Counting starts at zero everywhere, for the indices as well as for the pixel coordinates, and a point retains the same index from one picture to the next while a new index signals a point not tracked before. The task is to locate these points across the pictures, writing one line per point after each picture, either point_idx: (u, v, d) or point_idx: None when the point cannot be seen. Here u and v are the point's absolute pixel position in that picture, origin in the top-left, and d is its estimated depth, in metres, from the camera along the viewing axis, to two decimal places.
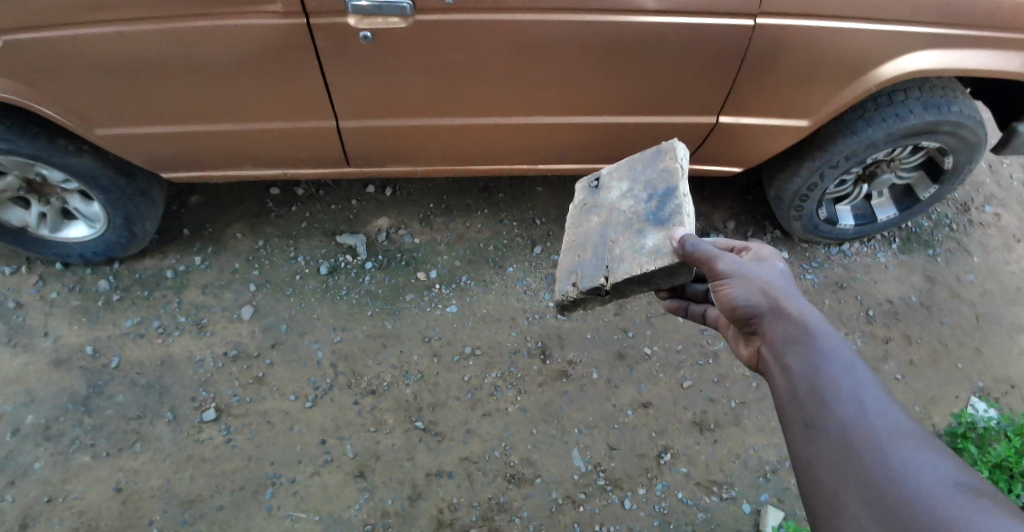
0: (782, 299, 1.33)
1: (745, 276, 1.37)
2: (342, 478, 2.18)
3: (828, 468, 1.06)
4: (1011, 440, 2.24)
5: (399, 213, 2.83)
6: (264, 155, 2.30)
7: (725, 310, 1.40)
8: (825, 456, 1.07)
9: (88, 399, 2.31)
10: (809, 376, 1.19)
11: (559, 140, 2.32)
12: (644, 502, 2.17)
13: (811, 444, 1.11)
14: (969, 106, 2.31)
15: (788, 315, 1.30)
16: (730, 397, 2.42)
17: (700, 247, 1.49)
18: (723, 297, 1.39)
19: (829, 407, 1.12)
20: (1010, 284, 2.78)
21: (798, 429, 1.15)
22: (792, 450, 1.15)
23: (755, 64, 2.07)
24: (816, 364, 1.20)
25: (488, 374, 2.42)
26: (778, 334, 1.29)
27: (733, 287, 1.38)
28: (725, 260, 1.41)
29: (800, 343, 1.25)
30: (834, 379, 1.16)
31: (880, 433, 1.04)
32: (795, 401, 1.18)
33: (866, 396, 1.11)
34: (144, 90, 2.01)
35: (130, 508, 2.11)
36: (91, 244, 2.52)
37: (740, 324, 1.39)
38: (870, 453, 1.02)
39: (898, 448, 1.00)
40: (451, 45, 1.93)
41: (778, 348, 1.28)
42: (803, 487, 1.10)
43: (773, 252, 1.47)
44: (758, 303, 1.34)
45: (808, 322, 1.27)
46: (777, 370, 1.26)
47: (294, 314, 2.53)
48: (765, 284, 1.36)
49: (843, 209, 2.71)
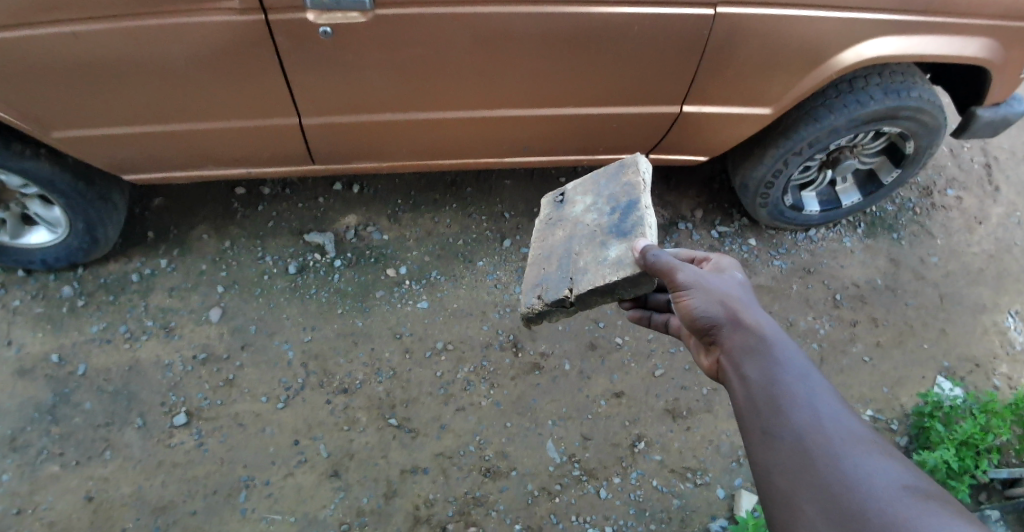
0: (741, 310, 1.34)
1: (705, 288, 1.38)
2: (316, 479, 2.17)
3: (785, 474, 1.07)
4: (976, 417, 2.30)
5: (366, 210, 2.81)
6: (227, 154, 2.26)
7: (685, 320, 1.40)
8: (781, 462, 1.08)
9: (54, 408, 2.26)
10: (767, 385, 1.20)
11: (524, 132, 2.32)
12: (620, 491, 2.19)
13: (767, 450, 1.12)
14: (928, 91, 2.35)
15: (746, 326, 1.31)
16: (701, 383, 2.44)
17: (661, 258, 1.50)
18: (683, 307, 1.40)
19: (785, 415, 1.13)
20: (972, 265, 2.85)
21: (755, 436, 1.16)
22: (750, 457, 1.16)
23: (715, 54, 2.08)
24: (772, 373, 1.21)
25: (460, 368, 2.41)
26: (737, 344, 1.30)
27: (693, 298, 1.38)
28: (685, 271, 1.42)
29: (757, 352, 1.26)
30: (789, 388, 1.17)
31: (834, 439, 1.06)
32: (752, 409, 1.19)
33: (821, 402, 1.13)
34: (101, 92, 1.97)
35: (101, 517, 2.07)
36: (52, 249, 2.46)
37: (700, 335, 1.39)
38: (825, 459, 1.04)
39: (851, 454, 1.02)
40: (411, 40, 1.92)
41: (736, 358, 1.29)
42: (761, 493, 1.11)
43: (732, 263, 1.48)
44: (716, 314, 1.35)
45: (765, 332, 1.29)
46: (734, 379, 1.28)
47: (262, 315, 2.50)
48: (724, 295, 1.37)
49: (808, 196, 2.75)
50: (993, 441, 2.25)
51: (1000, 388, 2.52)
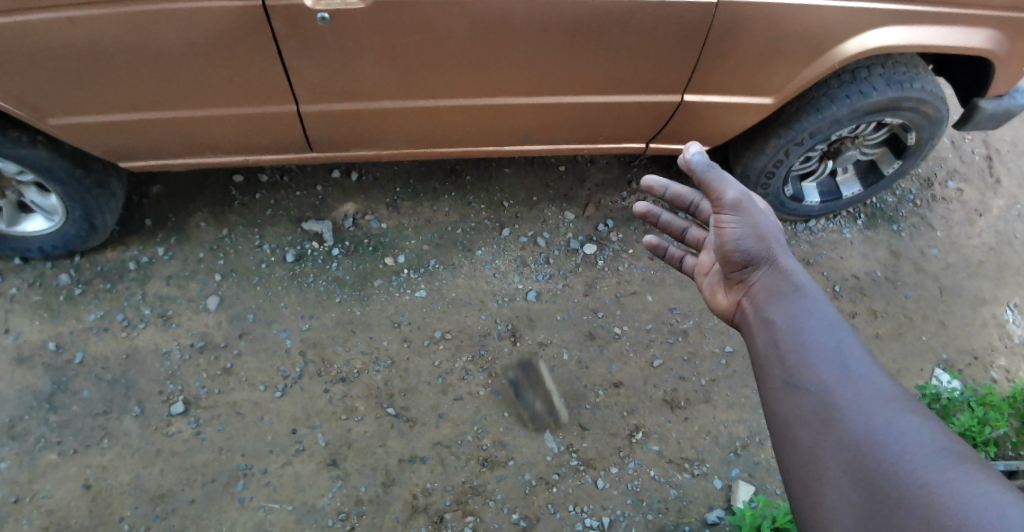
0: (776, 251, 1.47)
1: (749, 221, 1.49)
2: (315, 467, 2.17)
3: (808, 427, 1.16)
4: (973, 410, 2.34)
5: (365, 198, 2.80)
6: (225, 141, 2.25)
7: (720, 251, 1.52)
8: (805, 415, 1.18)
9: (52, 397, 2.26)
10: (795, 340, 1.30)
11: (521, 121, 2.31)
12: (617, 481, 2.20)
13: (793, 402, 1.21)
14: (931, 82, 2.34)
15: (781, 271, 1.44)
16: (699, 374, 2.45)
17: (711, 172, 1.55)
18: (722, 235, 1.51)
19: (811, 368, 1.23)
20: (972, 257, 2.84)
21: (778, 387, 1.26)
22: (770, 406, 1.26)
23: (717, 43, 2.07)
24: (802, 326, 1.32)
25: (459, 358, 2.41)
26: (768, 286, 1.44)
27: (732, 227, 1.50)
28: (736, 192, 1.51)
29: (785, 298, 1.40)
30: (818, 342, 1.27)
31: (862, 395, 1.15)
32: (777, 359, 1.29)
33: (850, 360, 1.22)
34: (97, 78, 1.95)
35: (100, 505, 2.07)
36: (50, 237, 2.45)
37: (733, 266, 1.51)
38: (852, 413, 1.13)
39: (881, 412, 1.11)
40: (410, 26, 1.90)
41: (766, 299, 1.42)
42: (779, 443, 1.21)
43: (767, 206, 1.59)
44: (755, 250, 1.48)
45: (797, 280, 1.42)
46: (760, 323, 1.40)
47: (260, 303, 2.50)
48: (763, 232, 1.49)
49: (809, 187, 2.74)
50: (991, 434, 2.29)
51: (998, 381, 2.52)
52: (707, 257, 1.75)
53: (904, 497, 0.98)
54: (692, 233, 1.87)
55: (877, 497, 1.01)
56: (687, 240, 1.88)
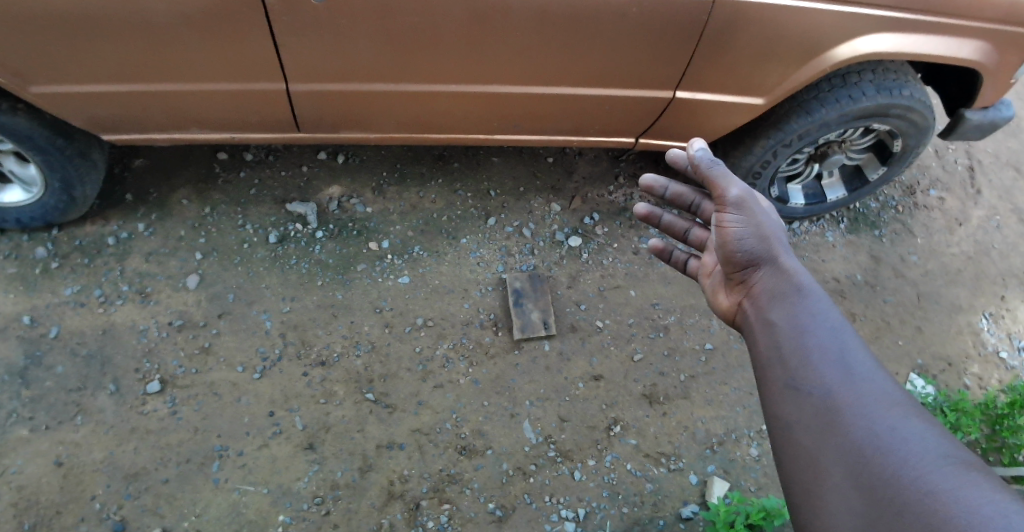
0: (777, 251, 1.48)
1: (751, 220, 1.50)
2: (291, 451, 2.16)
3: (810, 430, 1.18)
4: (946, 415, 2.41)
5: (351, 181, 2.77)
6: (211, 117, 2.22)
7: (722, 250, 1.53)
8: (807, 418, 1.20)
9: (25, 371, 2.21)
10: (796, 342, 1.31)
11: (515, 110, 2.31)
12: (594, 473, 2.21)
13: (794, 404, 1.23)
14: (919, 90, 2.37)
15: (782, 270, 1.46)
16: (679, 370, 2.47)
17: (713, 168, 1.56)
18: (724, 234, 1.52)
19: (814, 371, 1.24)
20: (950, 265, 2.89)
21: (779, 389, 1.27)
22: (771, 407, 1.27)
23: (713, 40, 2.07)
24: (804, 328, 1.33)
25: (440, 345, 2.41)
26: (770, 288, 1.45)
27: (735, 225, 1.50)
28: (738, 189, 1.52)
29: (786, 298, 1.41)
30: (819, 343, 1.28)
31: (866, 399, 1.16)
32: (778, 360, 1.31)
33: (852, 361, 1.24)
34: (82, 45, 1.91)
35: (72, 482, 2.04)
36: (27, 208, 2.39)
37: (735, 265, 1.52)
38: (856, 418, 1.14)
39: (886, 417, 1.12)
40: (407, 9, 1.88)
41: (768, 302, 1.43)
42: (779, 445, 1.23)
43: (769, 204, 1.61)
44: (758, 251, 1.48)
45: (797, 280, 1.43)
46: (761, 325, 1.41)
47: (241, 283, 2.47)
48: (765, 231, 1.50)
49: (794, 189, 2.77)
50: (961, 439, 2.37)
51: (971, 388, 2.57)
52: (709, 257, 1.74)
53: (907, 504, 1.00)
54: (695, 233, 1.87)
55: (880, 502, 1.02)
56: (690, 240, 1.87)
